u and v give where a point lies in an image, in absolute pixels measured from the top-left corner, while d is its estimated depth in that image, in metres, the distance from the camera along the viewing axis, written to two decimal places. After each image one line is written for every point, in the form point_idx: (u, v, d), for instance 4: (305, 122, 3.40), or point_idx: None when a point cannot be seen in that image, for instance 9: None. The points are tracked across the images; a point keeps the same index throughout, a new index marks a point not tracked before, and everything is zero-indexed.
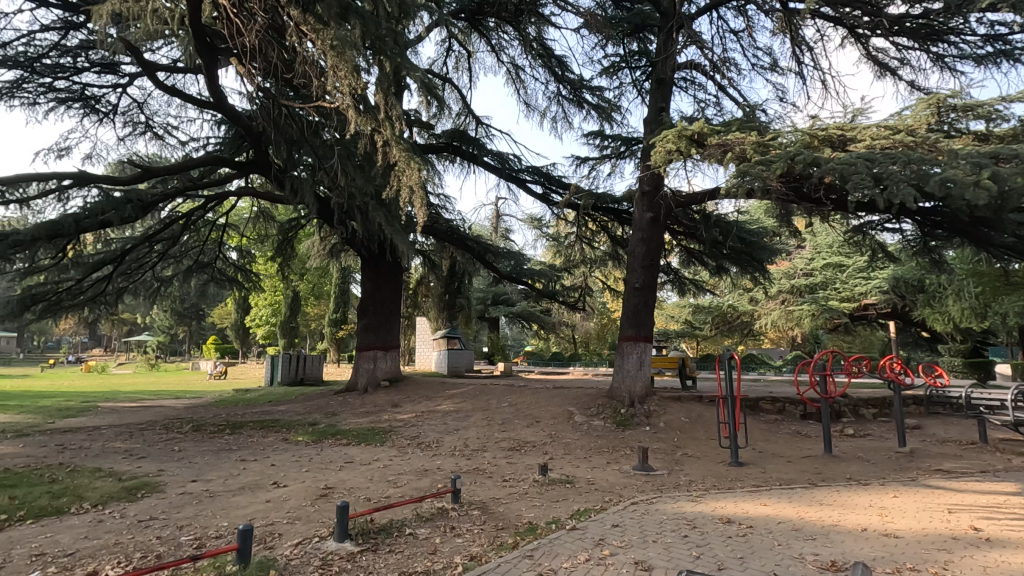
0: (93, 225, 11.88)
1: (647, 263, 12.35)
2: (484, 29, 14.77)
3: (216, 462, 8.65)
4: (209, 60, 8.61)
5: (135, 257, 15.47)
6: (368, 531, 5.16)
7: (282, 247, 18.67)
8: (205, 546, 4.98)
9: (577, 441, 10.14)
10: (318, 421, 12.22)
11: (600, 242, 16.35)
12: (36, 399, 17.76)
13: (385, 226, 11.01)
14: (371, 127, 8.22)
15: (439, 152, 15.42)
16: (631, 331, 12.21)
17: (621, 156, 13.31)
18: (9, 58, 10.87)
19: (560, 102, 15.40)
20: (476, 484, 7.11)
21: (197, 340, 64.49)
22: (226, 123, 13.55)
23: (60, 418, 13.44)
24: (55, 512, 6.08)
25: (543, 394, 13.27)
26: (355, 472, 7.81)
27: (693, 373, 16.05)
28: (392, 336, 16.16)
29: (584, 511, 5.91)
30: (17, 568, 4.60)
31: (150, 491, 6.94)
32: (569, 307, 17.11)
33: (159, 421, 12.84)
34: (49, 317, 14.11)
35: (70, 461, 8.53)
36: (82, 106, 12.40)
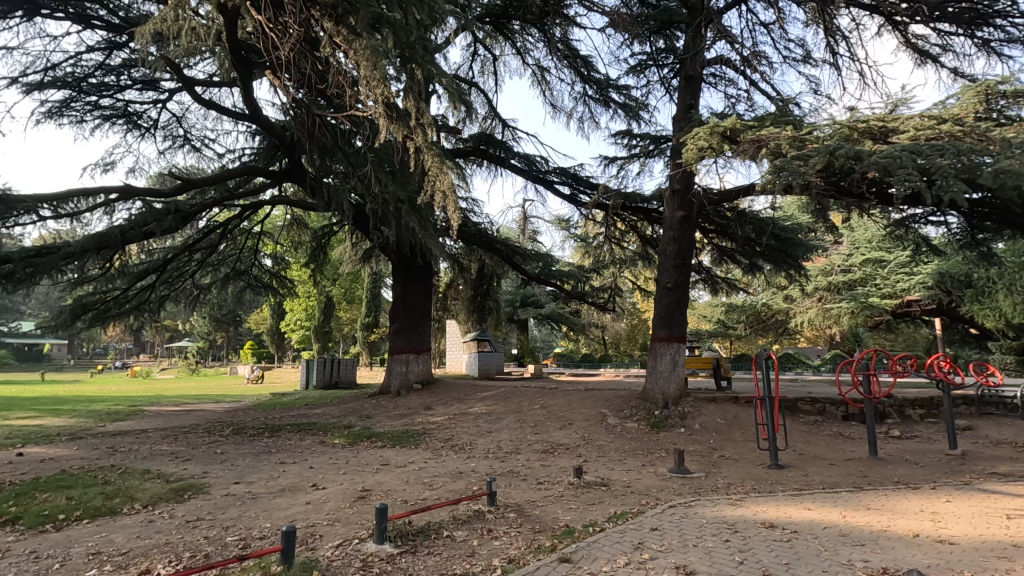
0: (137, 237, 12.34)
1: (679, 263, 12.17)
2: (509, 32, 14.84)
3: (257, 464, 8.91)
4: (245, 74, 8.90)
5: (176, 266, 16.02)
6: (407, 533, 5.23)
7: (315, 253, 19.06)
8: (251, 547, 5.12)
9: (611, 443, 10.06)
10: (353, 423, 12.43)
11: (629, 242, 16.22)
12: (88, 403, 18.57)
13: (418, 231, 11.13)
14: (403, 135, 8.33)
15: (467, 156, 15.52)
16: (664, 331, 12.05)
17: (650, 154, 13.16)
18: (58, 79, 11.42)
19: (586, 103, 15.36)
20: (511, 487, 7.12)
21: (235, 345, 66.56)
22: (260, 134, 13.97)
23: (110, 422, 14.02)
24: (109, 512, 6.34)
25: (575, 396, 13.18)
26: (392, 474, 7.93)
27: (728, 374, 15.79)
28: (423, 339, 16.31)
29: (621, 514, 5.86)
30: (77, 566, 4.81)
31: (196, 492, 7.19)
32: (599, 308, 17.01)
33: (202, 425, 13.23)
34: (98, 326, 14.76)
35: (122, 463, 8.93)
36: (125, 122, 12.94)
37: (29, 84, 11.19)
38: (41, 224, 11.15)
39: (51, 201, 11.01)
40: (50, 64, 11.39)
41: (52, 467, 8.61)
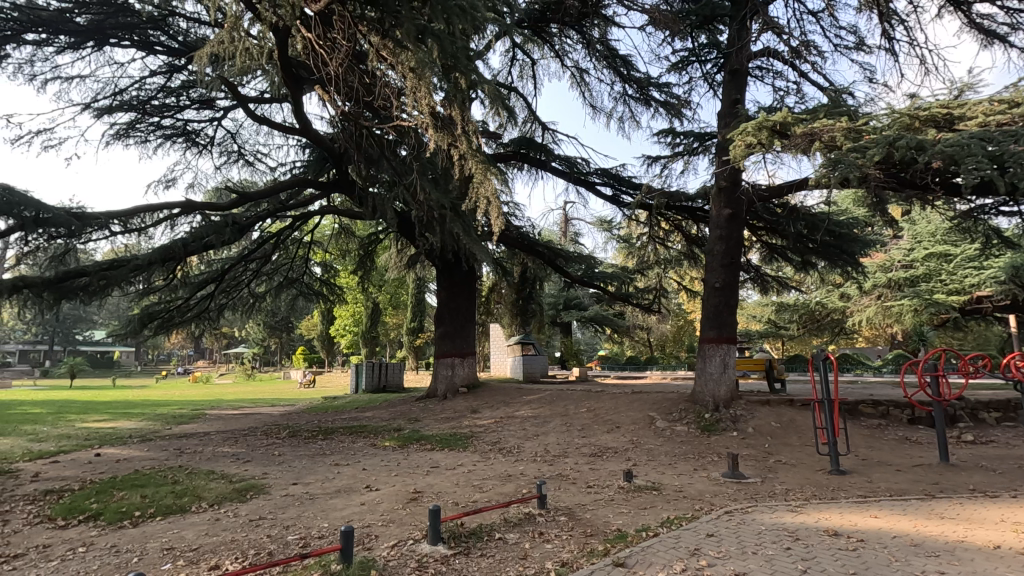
0: (198, 249, 12.97)
1: (727, 262, 11.85)
2: (547, 36, 14.85)
3: (312, 466, 9.21)
4: (295, 90, 9.25)
5: (233, 276, 16.73)
6: (460, 534, 5.30)
7: (362, 261, 19.54)
8: (310, 545, 5.30)
9: (660, 446, 9.89)
10: (403, 426, 12.67)
11: (674, 242, 15.92)
12: (155, 407, 19.66)
13: (462, 236, 11.26)
14: (448, 143, 8.49)
15: (508, 161, 15.60)
16: (713, 332, 11.75)
17: (695, 152, 12.90)
18: (125, 102, 12.20)
19: (626, 102, 15.23)
20: (561, 490, 7.11)
21: (288, 351, 69.12)
22: (310, 147, 14.50)
23: (175, 425, 14.80)
24: (180, 510, 6.70)
25: (622, 399, 13.03)
26: (442, 477, 8.04)
27: (782, 376, 15.26)
28: (468, 343, 16.48)
29: (674, 519, 5.76)
30: (153, 560, 5.12)
31: (258, 492, 7.50)
32: (644, 310, 16.76)
33: (260, 428, 13.77)
34: (163, 334, 15.63)
35: (189, 463, 9.42)
36: (185, 141, 13.68)
37: (100, 109, 12.00)
38: (111, 239, 11.93)
39: (119, 217, 11.75)
40: (118, 89, 12.17)
41: (126, 467, 9.16)
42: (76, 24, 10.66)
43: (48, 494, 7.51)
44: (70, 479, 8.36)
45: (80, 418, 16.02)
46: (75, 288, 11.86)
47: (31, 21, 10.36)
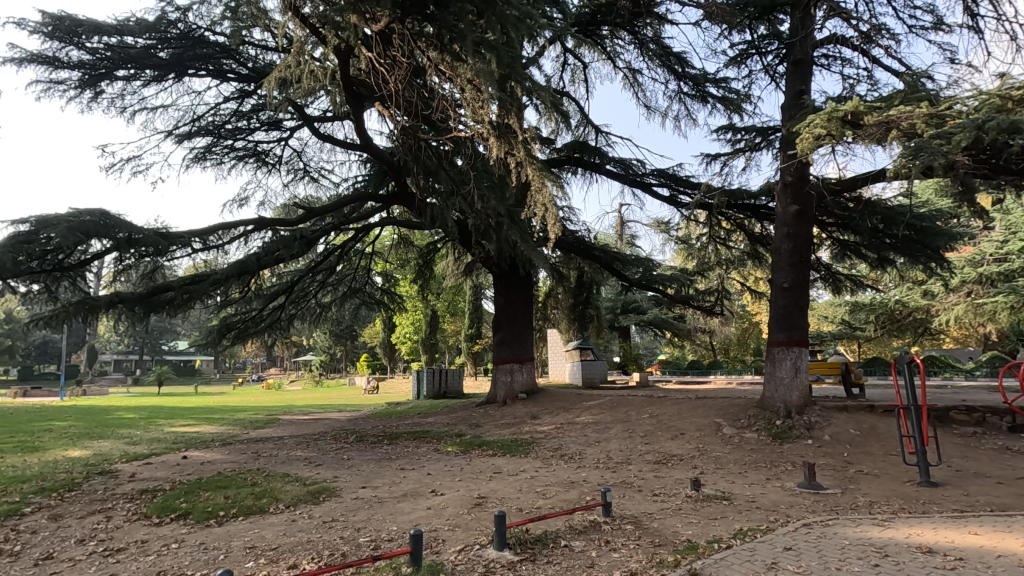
0: (270, 262, 13.68)
1: (795, 261, 11.31)
2: (598, 39, 14.76)
3: (380, 470, 9.50)
4: (356, 107, 9.64)
5: (302, 287, 17.55)
6: (525, 540, 5.31)
7: (421, 270, 20.00)
8: (381, 548, 5.46)
9: (728, 454, 9.51)
10: (464, 432, 12.84)
11: (736, 241, 15.35)
12: (233, 412, 20.88)
13: (520, 243, 11.30)
14: (505, 151, 8.59)
15: (562, 166, 15.56)
16: (782, 335, 11.22)
17: (757, 148, 12.41)
18: (203, 128, 13.12)
19: (682, 100, 14.90)
20: (625, 498, 6.97)
21: (353, 358, 71.70)
22: (370, 162, 15.05)
23: (252, 429, 15.65)
24: (259, 511, 7.07)
25: (685, 405, 12.65)
26: (505, 483, 8.07)
27: (860, 381, 14.33)
28: (526, 349, 16.51)
29: (747, 531, 5.53)
30: (237, 557, 5.42)
31: (329, 494, 7.80)
32: (706, 312, 16.23)
33: (329, 433, 14.34)
34: (240, 344, 16.60)
35: (266, 466, 9.94)
36: (256, 161, 14.54)
37: (181, 135, 12.97)
38: (193, 255, 12.83)
39: (199, 235, 12.60)
40: (196, 116, 13.11)
41: (210, 469, 9.77)
42: (159, 58, 11.59)
43: (143, 494, 8.12)
44: (162, 480, 9.01)
45: (168, 423, 17.26)
46: (162, 302, 12.80)
47: (122, 58, 11.35)
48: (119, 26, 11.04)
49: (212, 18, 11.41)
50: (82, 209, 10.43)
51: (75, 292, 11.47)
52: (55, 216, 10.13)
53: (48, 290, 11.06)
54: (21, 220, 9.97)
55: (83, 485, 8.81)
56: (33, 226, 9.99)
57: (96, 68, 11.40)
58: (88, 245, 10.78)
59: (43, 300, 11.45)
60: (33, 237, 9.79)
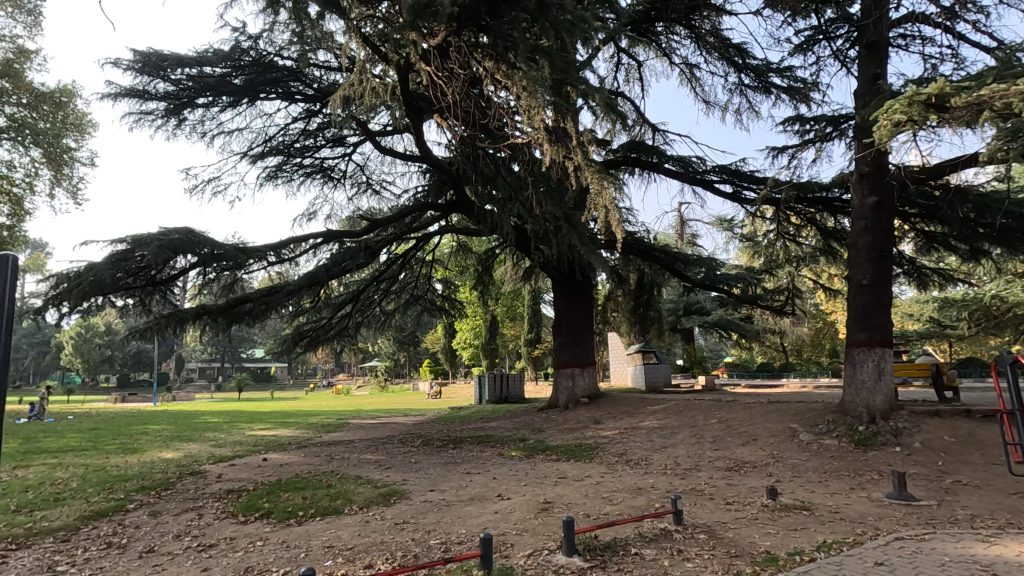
0: (337, 273, 14.27)
1: (875, 256, 10.61)
2: (653, 36, 14.48)
3: (446, 473, 9.68)
4: (416, 120, 9.93)
5: (367, 296, 18.17)
6: (594, 547, 5.24)
7: (481, 276, 20.25)
8: (452, 551, 5.56)
9: (807, 462, 9.02)
10: (527, 437, 12.87)
11: (807, 237, 14.60)
12: (307, 416, 21.92)
13: (579, 246, 11.25)
14: (563, 155, 8.61)
15: (619, 167, 15.34)
16: (863, 335, 10.54)
17: (828, 138, 11.77)
18: (274, 147, 13.92)
19: (743, 93, 14.37)
20: (697, 505, 6.77)
21: (416, 364, 73.51)
22: (429, 172, 15.43)
23: (324, 433, 16.35)
24: (336, 511, 7.39)
25: (757, 410, 12.11)
26: (571, 488, 8.02)
27: (953, 383, 13.22)
28: (588, 353, 16.36)
29: (832, 543, 5.23)
30: (318, 556, 5.69)
31: (400, 497, 8.03)
32: (776, 312, 15.50)
33: (396, 437, 14.76)
34: (312, 351, 17.42)
35: (339, 469, 10.36)
36: (323, 177, 15.25)
37: (255, 155, 13.80)
38: (268, 268, 13.60)
39: (273, 249, 13.34)
40: (268, 136, 13.92)
41: (288, 471, 10.31)
42: (234, 85, 12.41)
43: (230, 493, 8.66)
44: (246, 480, 9.60)
45: (248, 427, 18.32)
46: (242, 313, 13.63)
47: (201, 87, 12.25)
48: (199, 58, 11.92)
49: (281, 44, 12.09)
50: (171, 228, 11.30)
51: (166, 305, 12.45)
52: (148, 235, 11.04)
53: (142, 303, 12.04)
54: (119, 240, 10.92)
55: (176, 484, 9.53)
56: (129, 245, 10.93)
57: (180, 97, 12.36)
58: (176, 262, 11.66)
59: (138, 312, 12.48)
60: (130, 255, 10.70)
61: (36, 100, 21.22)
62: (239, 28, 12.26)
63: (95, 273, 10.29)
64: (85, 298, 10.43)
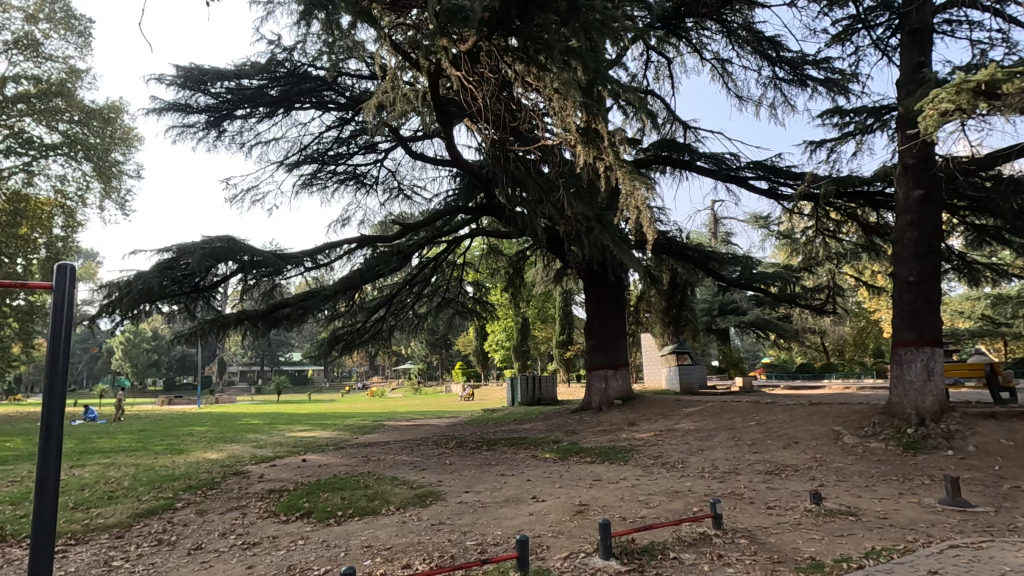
0: (371, 277, 14.52)
1: (922, 251, 10.19)
2: (683, 32, 14.27)
3: (480, 475, 9.73)
4: (447, 125, 10.04)
5: (400, 300, 18.43)
6: (631, 551, 5.18)
7: (512, 278, 20.28)
8: (488, 552, 5.58)
9: (851, 466, 8.72)
10: (561, 438, 12.82)
11: (848, 233, 14.13)
12: (343, 418, 22.36)
13: (612, 247, 11.15)
14: (594, 156, 8.57)
15: (650, 166, 15.15)
16: (910, 334, 10.12)
17: (869, 130, 11.38)
18: (309, 155, 14.27)
19: (778, 87, 14.02)
20: (737, 510, 6.61)
21: (448, 366, 74.16)
22: (459, 176, 15.55)
23: (360, 434, 16.66)
24: (373, 512, 7.51)
25: (798, 412, 11.77)
26: (607, 491, 7.94)
27: (1008, 384, 12.59)
28: (620, 355, 16.20)
29: (881, 550, 5.05)
30: (357, 555, 5.79)
31: (435, 498, 8.11)
32: (816, 311, 15.03)
33: (431, 438, 14.92)
34: (347, 354, 17.76)
35: (376, 470, 10.53)
36: (356, 183, 15.56)
37: (290, 164, 14.18)
38: (305, 273, 13.94)
39: (309, 255, 13.67)
40: (303, 145, 14.28)
41: (327, 471, 10.55)
42: (270, 96, 12.79)
43: (272, 493, 8.90)
44: (286, 480, 9.85)
45: (288, 428, 18.81)
46: (280, 318, 14.01)
47: (239, 99, 12.67)
48: (237, 71, 12.33)
49: (314, 54, 12.39)
50: (213, 236, 11.72)
51: (209, 311, 12.90)
52: (192, 244, 11.47)
53: (187, 309, 12.50)
54: (165, 249, 11.38)
55: (221, 484, 9.85)
56: (174, 254, 11.38)
57: (219, 110, 12.81)
58: (218, 269, 12.08)
59: (184, 318, 12.96)
60: (175, 263, 11.14)
61: (87, 116, 22.30)
62: (274, 41, 12.63)
63: (144, 281, 10.77)
64: (134, 305, 10.91)
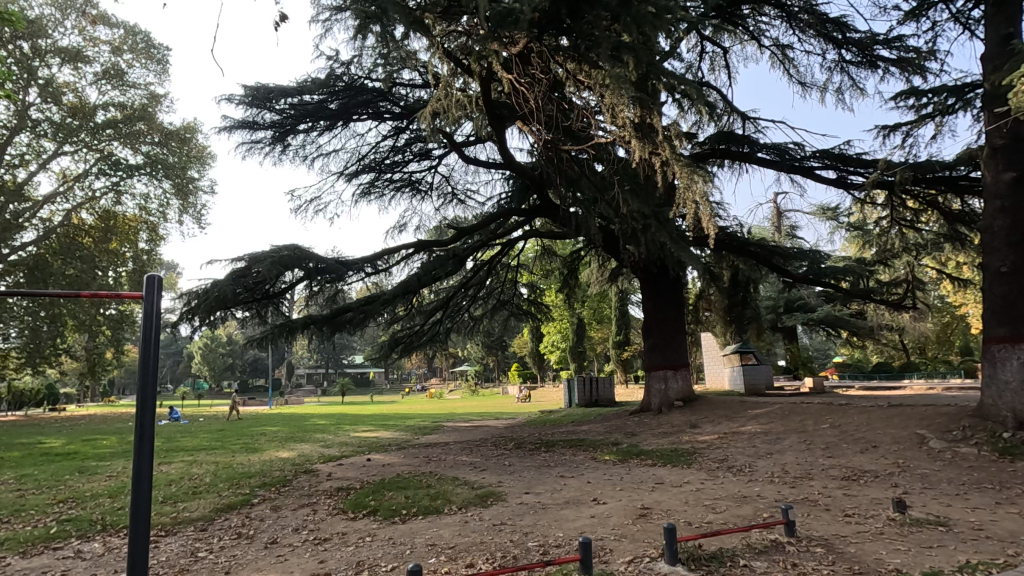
0: (428, 282, 14.80)
1: (1015, 239, 9.35)
2: (739, 19, 13.76)
3: (540, 476, 9.74)
4: (499, 128, 10.12)
5: (456, 303, 18.68)
6: (698, 557, 5.03)
7: (567, 279, 20.15)
8: (550, 554, 5.56)
9: (939, 472, 8.10)
10: (620, 440, 12.62)
11: (928, 222, 13.18)
12: (404, 419, 22.97)
13: (670, 244, 10.87)
14: (650, 152, 8.39)
15: (707, 160, 14.70)
16: (1003, 331, 9.32)
17: (950, 111, 10.56)
18: (367, 164, 14.76)
19: (845, 70, 13.27)
20: (811, 517, 6.29)
21: (504, 368, 74.54)
22: (511, 178, 15.60)
23: (421, 435, 17.05)
24: (436, 511, 7.67)
25: (876, 414, 11.06)
26: (670, 494, 7.75)
27: None
28: (680, 355, 15.77)
29: (977, 565, 4.66)
30: (422, 553, 5.93)
31: (496, 498, 8.18)
32: (893, 307, 14.09)
33: (489, 439, 15.08)
34: (407, 357, 18.18)
35: (438, 470, 10.74)
36: (411, 190, 15.95)
37: (349, 174, 14.71)
38: (365, 279, 14.41)
39: (368, 261, 14.13)
40: (361, 155, 14.77)
41: (391, 471, 10.83)
42: (330, 110, 13.33)
43: (340, 491, 9.26)
44: (353, 479, 10.19)
45: (353, 429, 19.48)
46: (343, 321, 14.54)
47: (302, 114, 13.28)
48: (299, 87, 12.93)
49: (370, 67, 12.80)
50: (280, 245, 12.33)
51: (278, 316, 13.53)
52: (261, 253, 12.11)
53: (259, 315, 13.20)
54: (238, 258, 12.07)
55: (293, 481, 10.30)
56: (246, 262, 12.06)
57: (284, 125, 13.47)
58: (285, 277, 12.68)
59: (255, 324, 13.66)
60: (247, 272, 11.82)
61: (166, 137, 23.96)
62: (333, 56, 13.15)
63: (220, 289, 11.47)
64: (211, 311, 11.64)
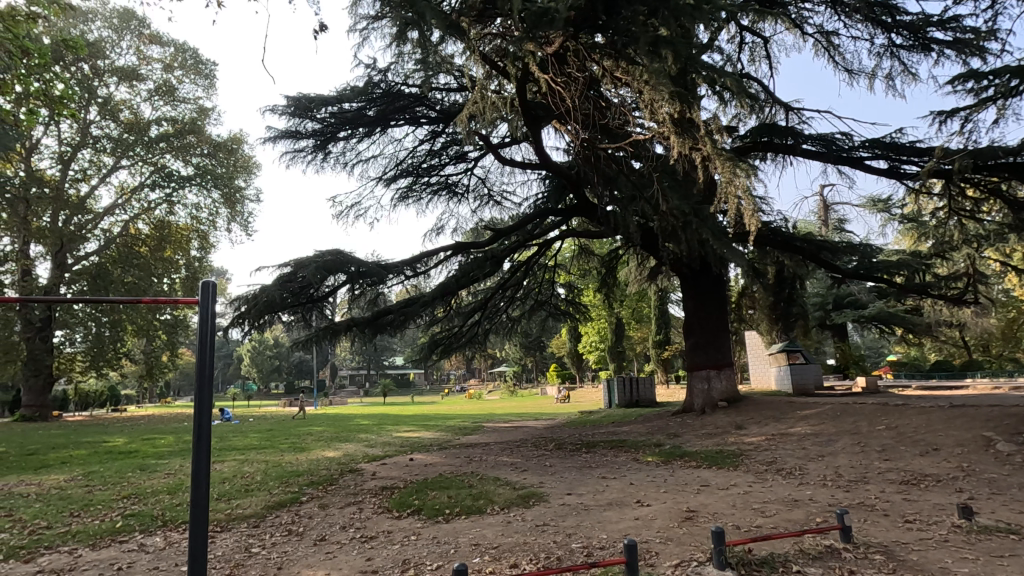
0: (466, 283, 14.91)
1: None
2: (781, 7, 13.33)
3: (582, 477, 9.67)
4: (535, 129, 10.11)
5: (494, 304, 18.75)
6: (749, 561, 4.88)
7: (605, 278, 19.94)
8: (595, 555, 5.52)
9: (1008, 477, 7.62)
10: (663, 442, 12.39)
11: (990, 212, 12.45)
12: (445, 420, 23.24)
13: (712, 240, 10.62)
14: (689, 147, 8.23)
15: (749, 153, 14.30)
16: None
17: (1014, 93, 9.94)
18: (404, 168, 14.99)
19: (895, 55, 12.68)
20: (868, 522, 6.02)
21: (542, 369, 74.36)
22: (548, 178, 15.56)
23: (462, 435, 17.21)
24: (479, 511, 7.72)
25: (937, 415, 10.51)
26: (717, 497, 7.56)
27: None
28: (723, 355, 15.39)
29: None
30: (466, 552, 5.98)
31: (538, 499, 8.17)
32: (953, 302, 13.37)
33: (529, 440, 15.09)
34: (446, 358, 18.36)
35: (479, 470, 10.81)
36: (448, 193, 16.11)
37: (388, 178, 14.98)
38: (405, 281, 14.65)
39: (407, 264, 14.35)
40: (399, 160, 15.01)
41: (433, 471, 10.96)
42: (369, 116, 13.61)
43: (384, 490, 9.44)
44: (396, 479, 10.35)
45: (396, 429, 19.81)
46: (385, 324, 14.81)
47: (342, 121, 13.60)
48: (339, 96, 13.25)
49: (407, 73, 13.01)
50: (324, 250, 12.68)
51: (323, 319, 13.89)
52: (306, 258, 12.49)
53: (305, 319, 13.60)
54: (284, 263, 12.49)
55: (339, 480, 10.56)
56: (292, 268, 12.46)
57: (325, 133, 13.84)
58: (329, 281, 13.01)
59: (301, 327, 14.08)
60: (293, 277, 12.22)
61: (214, 149, 25.01)
62: (371, 64, 13.43)
63: (268, 294, 11.89)
64: (260, 316, 12.07)
